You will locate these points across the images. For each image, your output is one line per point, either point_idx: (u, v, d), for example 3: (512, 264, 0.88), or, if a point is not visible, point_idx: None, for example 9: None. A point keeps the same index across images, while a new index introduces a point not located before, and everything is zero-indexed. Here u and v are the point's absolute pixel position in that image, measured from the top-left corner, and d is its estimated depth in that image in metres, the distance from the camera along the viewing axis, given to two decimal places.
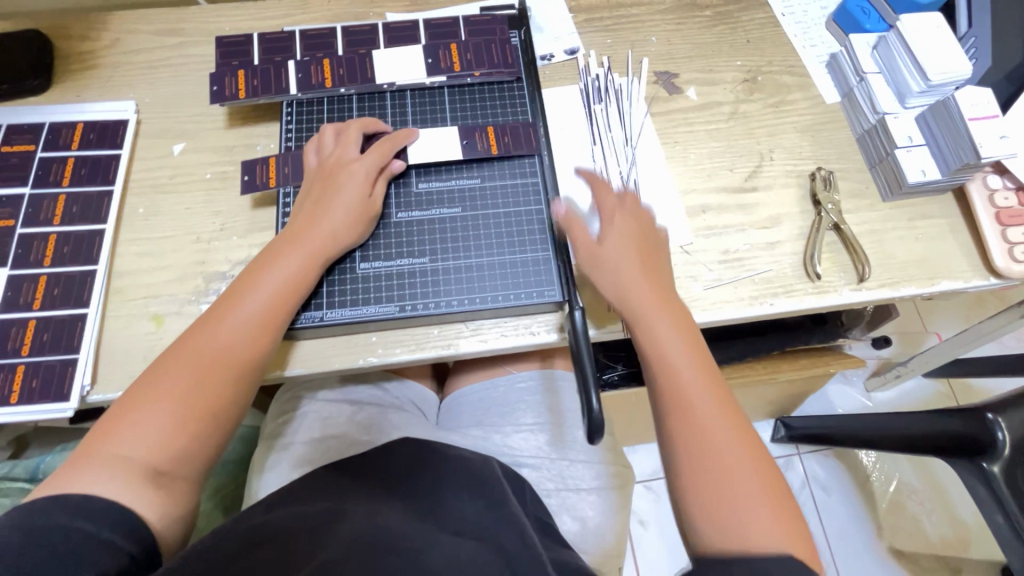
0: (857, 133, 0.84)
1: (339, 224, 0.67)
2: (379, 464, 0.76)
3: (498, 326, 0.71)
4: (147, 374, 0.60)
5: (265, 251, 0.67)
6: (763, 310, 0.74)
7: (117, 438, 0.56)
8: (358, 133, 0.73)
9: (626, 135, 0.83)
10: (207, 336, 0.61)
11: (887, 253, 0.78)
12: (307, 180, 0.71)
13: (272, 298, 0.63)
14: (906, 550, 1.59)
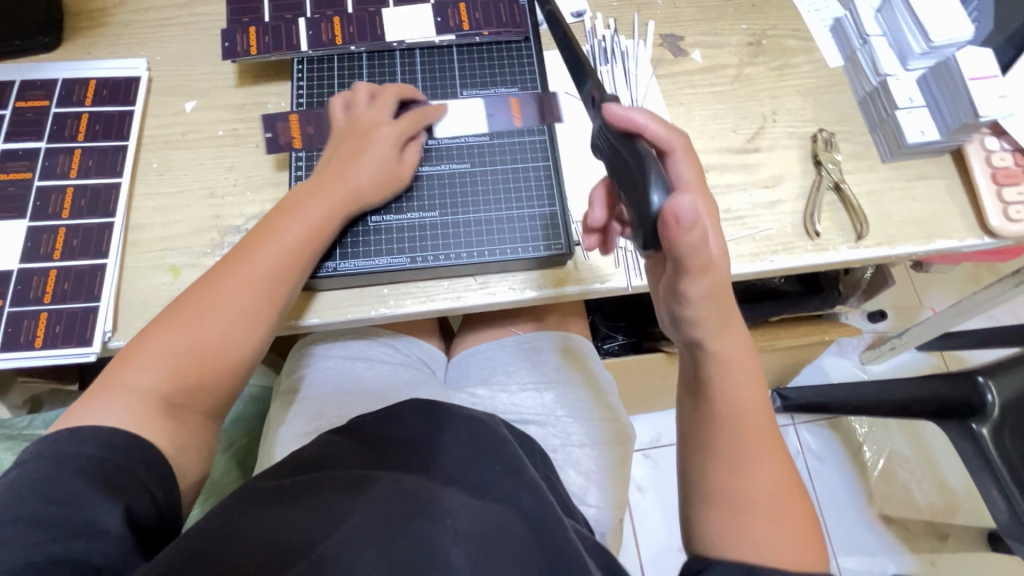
0: (859, 96, 0.86)
1: (364, 184, 0.68)
2: (388, 426, 0.77)
3: (506, 280, 0.73)
4: (173, 311, 0.62)
5: (290, 200, 0.68)
6: (763, 266, 0.77)
7: (135, 367, 0.59)
8: (392, 96, 0.74)
9: (631, 96, 0.84)
10: (231, 282, 0.63)
11: (885, 213, 0.80)
12: (336, 135, 0.72)
13: (292, 249, 0.65)
14: (897, 517, 1.64)
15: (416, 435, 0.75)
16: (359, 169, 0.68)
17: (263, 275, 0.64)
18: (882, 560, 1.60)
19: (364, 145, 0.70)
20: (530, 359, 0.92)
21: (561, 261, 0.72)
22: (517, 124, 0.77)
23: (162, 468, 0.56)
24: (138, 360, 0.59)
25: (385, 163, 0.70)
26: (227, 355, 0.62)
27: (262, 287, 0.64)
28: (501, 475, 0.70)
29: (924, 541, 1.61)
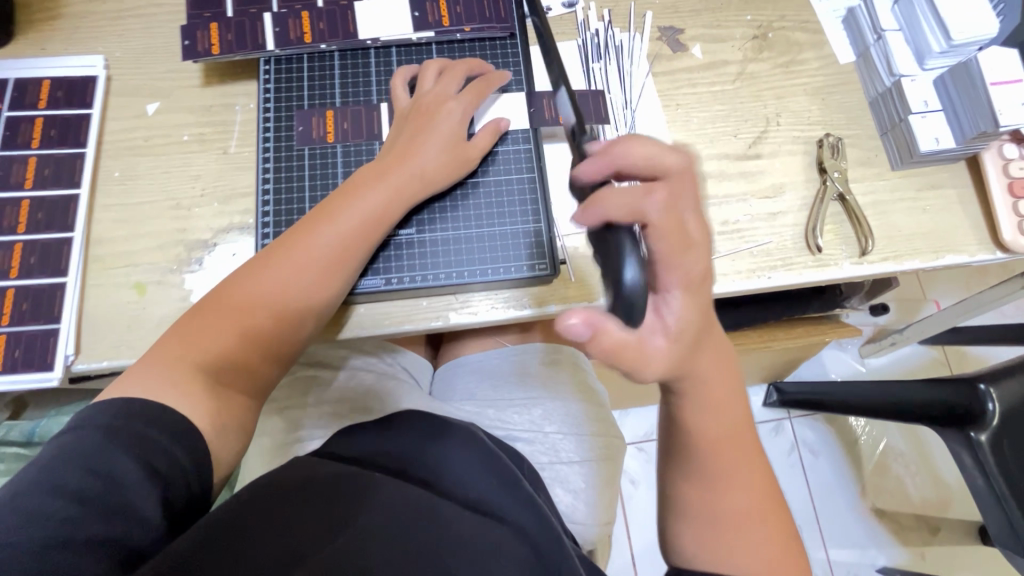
0: (870, 96, 0.80)
1: (426, 168, 0.66)
2: (376, 438, 0.76)
3: (487, 299, 0.69)
4: (243, 287, 0.62)
5: (356, 178, 0.66)
6: (760, 284, 0.72)
7: (190, 341, 0.60)
8: (461, 74, 0.70)
9: (625, 97, 0.79)
10: (293, 262, 0.62)
11: (893, 226, 0.75)
12: (402, 114, 0.70)
13: (353, 232, 0.64)
14: (889, 510, 1.64)
15: (408, 451, 0.74)
16: (421, 152, 0.66)
17: (319, 260, 0.63)
18: (871, 552, 1.61)
19: (426, 127, 0.67)
20: (517, 371, 0.90)
21: (542, 281, 0.68)
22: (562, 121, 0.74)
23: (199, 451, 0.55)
24: (199, 334, 0.60)
25: (445, 147, 0.67)
26: (280, 336, 0.63)
27: (318, 272, 0.63)
28: (496, 487, 0.72)
29: (914, 534, 1.62)
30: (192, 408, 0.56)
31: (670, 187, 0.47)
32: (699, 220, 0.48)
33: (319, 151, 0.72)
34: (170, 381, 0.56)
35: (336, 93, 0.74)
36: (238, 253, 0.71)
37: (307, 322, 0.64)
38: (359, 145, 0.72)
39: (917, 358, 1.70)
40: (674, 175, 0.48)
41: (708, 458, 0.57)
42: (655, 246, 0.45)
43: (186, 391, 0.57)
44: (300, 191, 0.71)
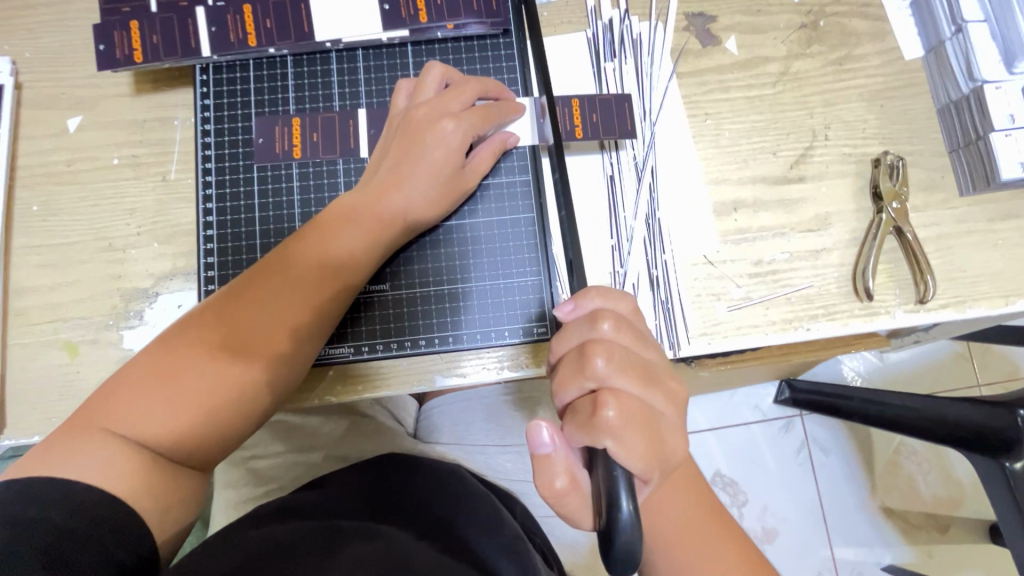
0: (939, 103, 0.66)
1: (418, 198, 0.55)
2: (349, 478, 0.67)
3: (475, 360, 0.59)
4: (195, 341, 0.49)
5: (340, 207, 0.54)
6: (797, 337, 0.62)
7: (118, 407, 0.47)
8: (475, 92, 0.57)
9: (643, 107, 0.65)
10: (264, 312, 0.50)
11: (959, 265, 0.63)
12: (392, 127, 0.57)
13: (337, 276, 0.53)
14: (900, 509, 1.28)
15: (383, 491, 0.65)
16: (416, 176, 0.54)
17: (291, 301, 0.51)
18: (878, 550, 1.26)
19: (424, 143, 0.54)
20: (506, 412, 0.82)
21: (536, 343, 0.59)
22: (579, 137, 0.62)
23: (138, 534, 0.44)
24: (136, 401, 0.47)
25: (446, 169, 0.55)
26: (238, 403, 0.49)
27: (291, 316, 0.51)
28: (483, 534, 0.62)
29: (924, 534, 1.27)
30: (130, 493, 0.45)
31: (603, 359, 0.41)
32: (664, 395, 0.43)
33: (272, 184, 0.59)
34: (104, 464, 0.44)
35: (291, 108, 0.61)
36: (183, 305, 0.60)
37: (273, 383, 0.51)
38: (318, 176, 0.59)
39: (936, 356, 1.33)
40: (622, 346, 0.42)
41: (675, 545, 0.49)
42: (632, 440, 0.39)
43: (120, 475, 0.45)
44: (249, 237, 0.59)
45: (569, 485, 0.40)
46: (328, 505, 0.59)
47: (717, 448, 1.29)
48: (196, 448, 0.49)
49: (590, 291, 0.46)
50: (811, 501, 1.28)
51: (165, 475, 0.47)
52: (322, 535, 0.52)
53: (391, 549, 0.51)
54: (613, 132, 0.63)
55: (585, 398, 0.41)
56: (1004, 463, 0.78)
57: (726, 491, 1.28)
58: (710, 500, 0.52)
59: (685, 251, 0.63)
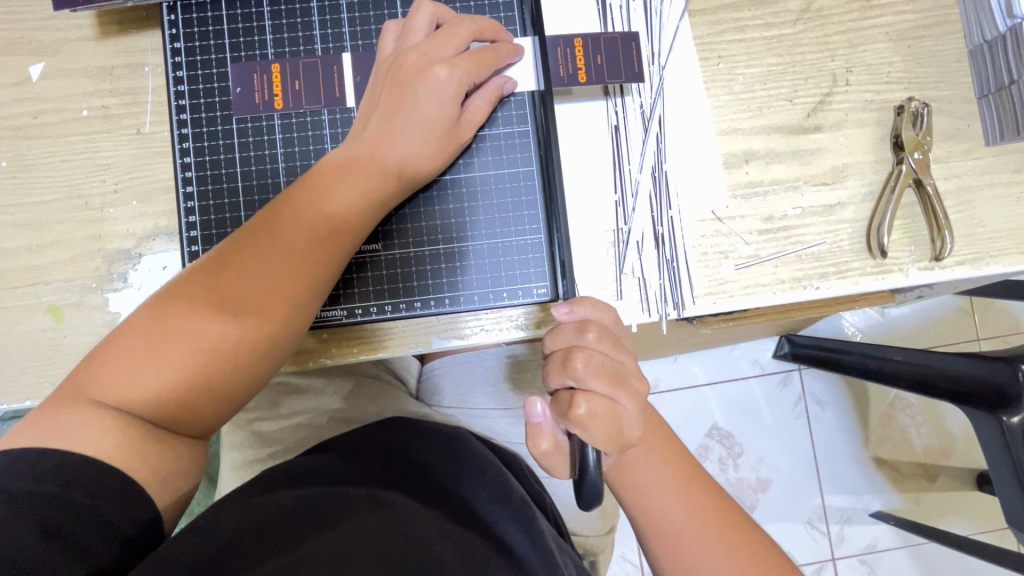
0: (972, 43, 0.61)
1: (411, 152, 0.51)
2: (353, 441, 0.67)
3: (473, 321, 0.58)
4: (184, 308, 0.47)
5: (329, 164, 0.51)
6: (806, 296, 0.59)
7: (106, 378, 0.45)
8: (468, 35, 0.53)
9: (652, 49, 0.60)
10: (254, 278, 0.48)
11: (978, 220, 0.60)
12: (379, 75, 0.53)
13: (330, 239, 0.50)
14: (892, 460, 1.30)
15: (387, 454, 0.65)
16: (408, 130, 0.51)
17: (282, 266, 0.48)
18: (868, 498, 1.29)
19: (414, 93, 0.50)
20: (510, 374, 0.80)
21: (536, 305, 0.58)
22: (582, 81, 0.58)
23: (140, 501, 0.44)
24: (123, 371, 0.45)
25: (440, 121, 0.51)
26: (231, 371, 0.48)
27: (282, 282, 0.48)
28: (488, 500, 0.63)
29: (913, 482, 1.30)
30: (125, 463, 0.43)
31: (581, 365, 0.43)
32: (632, 396, 0.45)
33: (253, 137, 0.56)
34: (97, 436, 0.43)
35: (269, 53, 0.56)
36: (168, 267, 0.58)
37: (267, 352, 0.49)
38: (302, 129, 0.56)
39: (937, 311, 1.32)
40: (603, 352, 0.44)
41: (653, 498, 0.54)
42: (595, 436, 0.42)
43: (118, 446, 0.44)
44: (232, 195, 0.55)
45: (553, 447, 0.45)
46: (331, 472, 0.59)
47: (716, 402, 1.30)
48: (190, 417, 0.47)
49: (584, 299, 0.47)
50: (805, 452, 1.30)
51: (161, 445, 0.46)
52: (327, 504, 0.51)
53: (397, 521, 0.52)
54: (617, 78, 0.58)
55: (564, 392, 0.44)
56: (1003, 418, 0.77)
57: (723, 443, 1.29)
58: (681, 455, 0.57)
59: (693, 207, 0.60)
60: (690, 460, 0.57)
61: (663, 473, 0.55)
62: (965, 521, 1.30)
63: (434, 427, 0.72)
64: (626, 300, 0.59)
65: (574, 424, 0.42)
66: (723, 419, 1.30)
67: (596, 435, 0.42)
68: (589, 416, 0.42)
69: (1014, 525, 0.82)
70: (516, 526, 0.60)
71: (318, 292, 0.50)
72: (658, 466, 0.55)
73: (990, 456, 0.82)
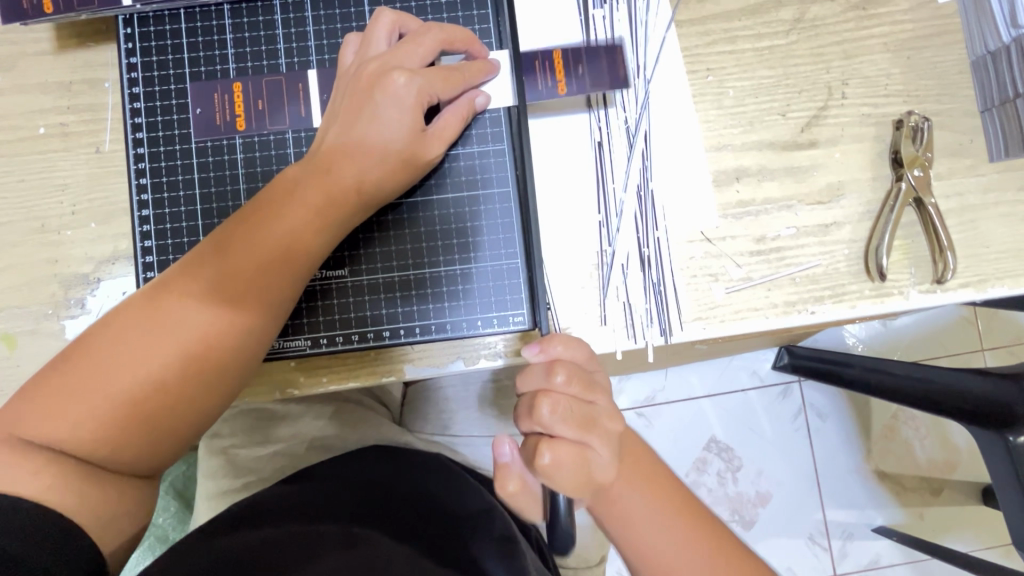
0: (974, 54, 0.58)
1: (372, 166, 0.48)
2: (326, 472, 0.64)
3: (449, 349, 0.55)
4: (123, 339, 0.44)
5: (284, 182, 0.48)
6: (800, 320, 0.56)
7: (42, 413, 0.42)
8: (436, 44, 0.51)
9: (638, 62, 0.57)
10: (197, 305, 0.45)
11: (982, 240, 0.57)
12: (340, 87, 0.50)
13: (281, 261, 0.46)
14: (895, 474, 1.26)
15: (362, 484, 0.63)
16: (370, 141, 0.48)
17: (229, 291, 0.45)
18: (870, 513, 1.26)
19: (374, 102, 0.48)
20: (494, 399, 0.78)
21: (513, 333, 0.55)
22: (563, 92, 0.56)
23: (76, 546, 0.41)
24: (60, 407, 0.42)
25: (404, 133, 0.48)
26: (181, 402, 0.45)
27: (230, 308, 0.45)
28: (470, 533, 0.61)
29: (915, 496, 1.26)
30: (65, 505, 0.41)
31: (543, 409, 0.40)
32: (603, 439, 0.42)
33: (212, 157, 0.53)
34: (27, 478, 0.41)
35: (231, 67, 0.53)
36: (128, 292, 0.55)
37: (214, 385, 0.46)
38: (264, 148, 0.53)
39: (941, 323, 1.28)
40: (570, 397, 0.41)
41: (638, 536, 0.51)
42: (562, 481, 0.40)
43: (43, 488, 0.41)
44: (190, 218, 0.52)
45: (519, 488, 0.45)
46: (302, 509, 0.56)
47: (714, 415, 1.27)
48: (134, 454, 0.44)
49: (556, 338, 0.43)
50: (804, 466, 1.26)
51: (104, 486, 0.43)
52: (296, 546, 0.49)
53: (369, 560, 0.49)
54: (601, 83, 0.56)
55: (532, 438, 0.42)
56: (1008, 437, 0.74)
57: (721, 456, 1.26)
58: (670, 485, 0.53)
59: (680, 227, 0.57)
60: (678, 487, 0.54)
61: (651, 506, 0.52)
62: (970, 537, 1.27)
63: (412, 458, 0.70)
64: (611, 326, 0.56)
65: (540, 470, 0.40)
66: (723, 432, 1.26)
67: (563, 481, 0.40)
68: (550, 466, 0.40)
69: (1020, 549, 0.78)
70: (497, 556, 0.57)
71: (270, 317, 0.47)
72: (645, 499, 0.52)
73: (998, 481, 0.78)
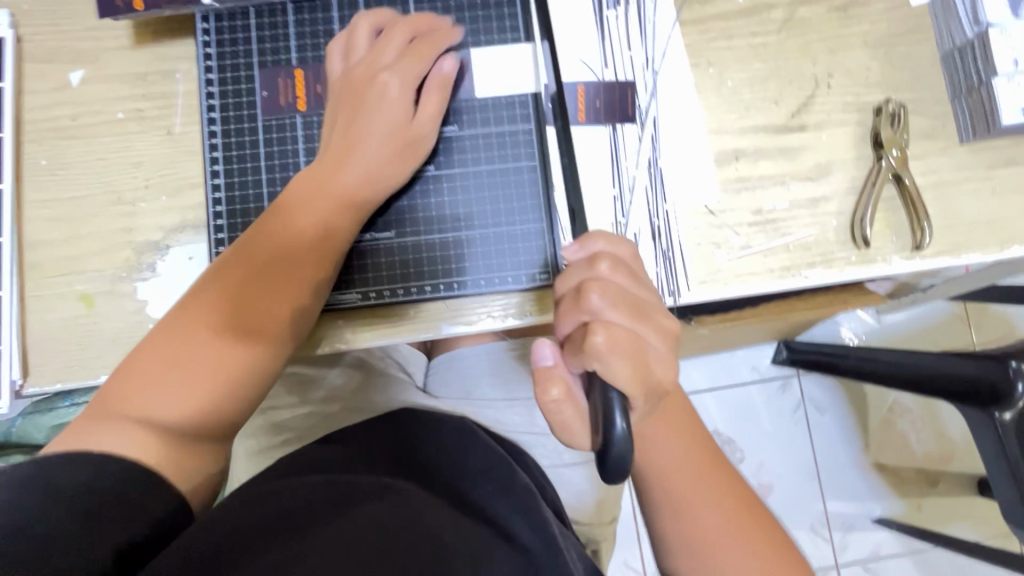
0: (943, 48, 0.66)
1: (376, 153, 0.55)
2: (363, 436, 0.69)
3: (481, 308, 0.61)
4: (182, 329, 0.52)
5: (300, 181, 0.56)
6: (794, 284, 0.63)
7: (129, 396, 0.50)
8: (402, 37, 0.57)
9: (647, 55, 0.65)
10: (241, 293, 0.53)
11: (955, 212, 0.64)
12: (334, 93, 0.58)
13: (310, 248, 0.54)
14: (892, 465, 1.32)
15: (397, 448, 0.67)
16: (369, 134, 0.55)
17: (266, 277, 0.53)
18: (870, 504, 1.30)
19: (368, 98, 0.55)
20: (513, 368, 0.84)
21: (538, 289, 0.61)
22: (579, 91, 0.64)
23: (165, 492, 0.46)
24: (137, 391, 0.50)
25: (398, 120, 0.56)
26: (245, 371, 0.52)
27: (274, 291, 0.53)
28: (494, 494, 0.64)
29: (915, 488, 1.31)
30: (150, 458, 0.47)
31: (595, 295, 0.43)
32: (655, 329, 0.45)
33: (276, 133, 0.60)
34: (112, 444, 0.47)
35: (293, 56, 0.61)
36: (194, 257, 0.62)
37: (267, 356, 0.53)
38: (323, 126, 0.60)
39: (932, 317, 1.35)
40: (618, 284, 0.44)
41: (667, 478, 0.54)
42: (617, 366, 0.42)
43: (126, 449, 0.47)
44: (256, 186, 0.59)
45: (564, 395, 0.44)
46: (342, 463, 0.61)
47: (716, 407, 1.32)
48: (205, 420, 0.51)
49: (595, 236, 0.48)
50: (804, 458, 1.32)
51: (180, 448, 0.49)
52: (335, 492, 0.53)
53: (401, 507, 0.52)
54: (613, 118, 0.64)
55: (580, 328, 0.44)
56: (995, 414, 0.79)
57: (723, 449, 1.31)
58: (696, 432, 0.57)
59: (686, 200, 0.64)
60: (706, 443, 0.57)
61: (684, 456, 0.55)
62: (966, 527, 1.31)
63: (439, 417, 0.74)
64: None
65: (593, 351, 0.42)
66: (724, 423, 1.32)
67: (621, 363, 0.42)
68: (607, 342, 0.42)
69: (1007, 514, 0.83)
70: (523, 520, 0.60)
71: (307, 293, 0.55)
72: (680, 451, 0.55)
73: (984, 449, 0.83)
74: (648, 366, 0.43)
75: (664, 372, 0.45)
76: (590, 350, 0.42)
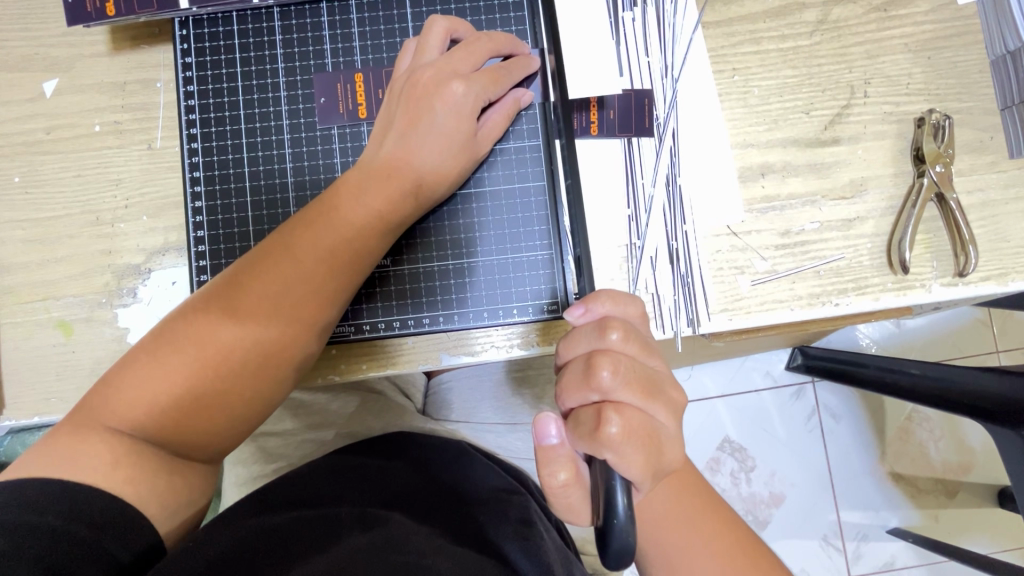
0: (994, 53, 0.59)
1: (428, 171, 0.51)
2: (344, 458, 0.64)
3: (482, 337, 0.57)
4: (192, 329, 0.47)
5: (347, 183, 0.50)
6: (825, 312, 0.58)
7: (120, 403, 0.45)
8: (484, 50, 0.53)
9: (666, 62, 0.60)
10: (259, 297, 0.47)
11: (1004, 234, 0.58)
12: (394, 92, 0.53)
13: (343, 259, 0.49)
14: (909, 475, 1.25)
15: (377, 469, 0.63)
16: (427, 145, 0.51)
17: (291, 286, 0.48)
18: (884, 514, 1.25)
19: (432, 108, 0.50)
20: (518, 389, 0.80)
21: (547, 321, 0.57)
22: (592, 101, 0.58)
23: (136, 528, 0.42)
24: (138, 391, 0.45)
25: (458, 136, 0.51)
26: (248, 391, 0.48)
27: (296, 304, 0.48)
28: (486, 519, 0.60)
29: (932, 499, 1.25)
30: (125, 493, 0.43)
31: (606, 376, 0.41)
32: (666, 407, 0.43)
33: (262, 151, 0.57)
34: (91, 461, 0.43)
35: (279, 67, 0.57)
36: (178, 281, 0.58)
37: (274, 377, 0.48)
38: (312, 143, 0.57)
39: (955, 324, 1.28)
40: (630, 356, 0.43)
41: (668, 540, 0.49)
42: (628, 454, 0.40)
43: (105, 470, 0.43)
44: (241, 210, 0.56)
45: (571, 478, 0.42)
46: (324, 490, 0.56)
47: (727, 416, 1.27)
48: (202, 440, 0.47)
49: (601, 295, 0.46)
50: (819, 467, 1.26)
51: (171, 476, 0.45)
52: (318, 527, 0.49)
53: (390, 537, 0.49)
54: (628, 131, 0.59)
55: (590, 408, 0.42)
56: None
57: (735, 457, 1.26)
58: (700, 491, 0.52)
59: (707, 221, 0.59)
60: (700, 484, 0.53)
61: (674, 506, 0.50)
62: (986, 540, 1.25)
63: (434, 441, 0.71)
64: None
65: (604, 441, 0.40)
66: (735, 431, 1.27)
67: (633, 455, 0.40)
68: (621, 432, 0.40)
69: None
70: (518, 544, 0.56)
71: (330, 312, 0.50)
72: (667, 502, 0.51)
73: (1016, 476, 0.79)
74: (658, 453, 0.42)
75: (671, 453, 0.43)
76: (598, 439, 0.40)
